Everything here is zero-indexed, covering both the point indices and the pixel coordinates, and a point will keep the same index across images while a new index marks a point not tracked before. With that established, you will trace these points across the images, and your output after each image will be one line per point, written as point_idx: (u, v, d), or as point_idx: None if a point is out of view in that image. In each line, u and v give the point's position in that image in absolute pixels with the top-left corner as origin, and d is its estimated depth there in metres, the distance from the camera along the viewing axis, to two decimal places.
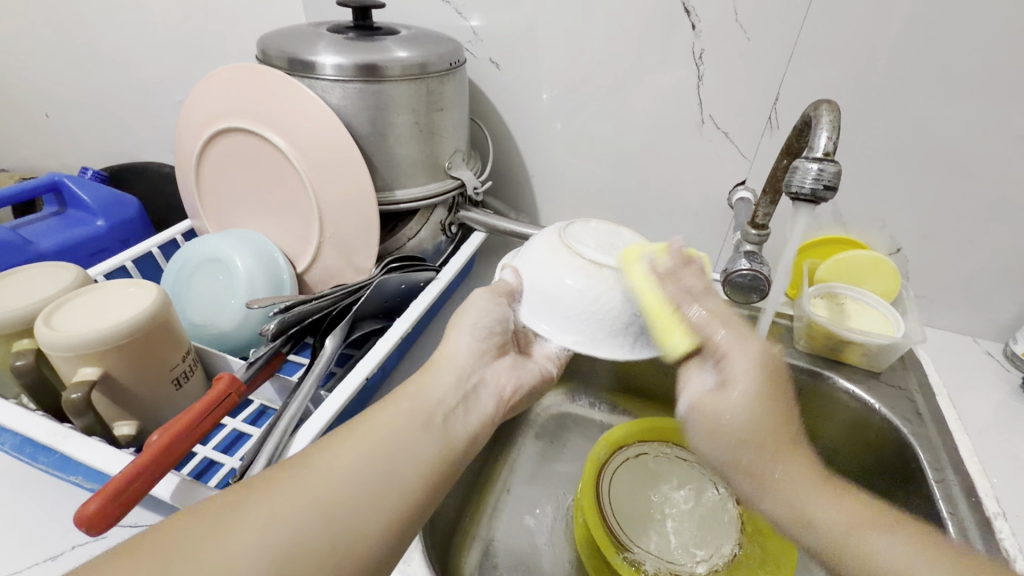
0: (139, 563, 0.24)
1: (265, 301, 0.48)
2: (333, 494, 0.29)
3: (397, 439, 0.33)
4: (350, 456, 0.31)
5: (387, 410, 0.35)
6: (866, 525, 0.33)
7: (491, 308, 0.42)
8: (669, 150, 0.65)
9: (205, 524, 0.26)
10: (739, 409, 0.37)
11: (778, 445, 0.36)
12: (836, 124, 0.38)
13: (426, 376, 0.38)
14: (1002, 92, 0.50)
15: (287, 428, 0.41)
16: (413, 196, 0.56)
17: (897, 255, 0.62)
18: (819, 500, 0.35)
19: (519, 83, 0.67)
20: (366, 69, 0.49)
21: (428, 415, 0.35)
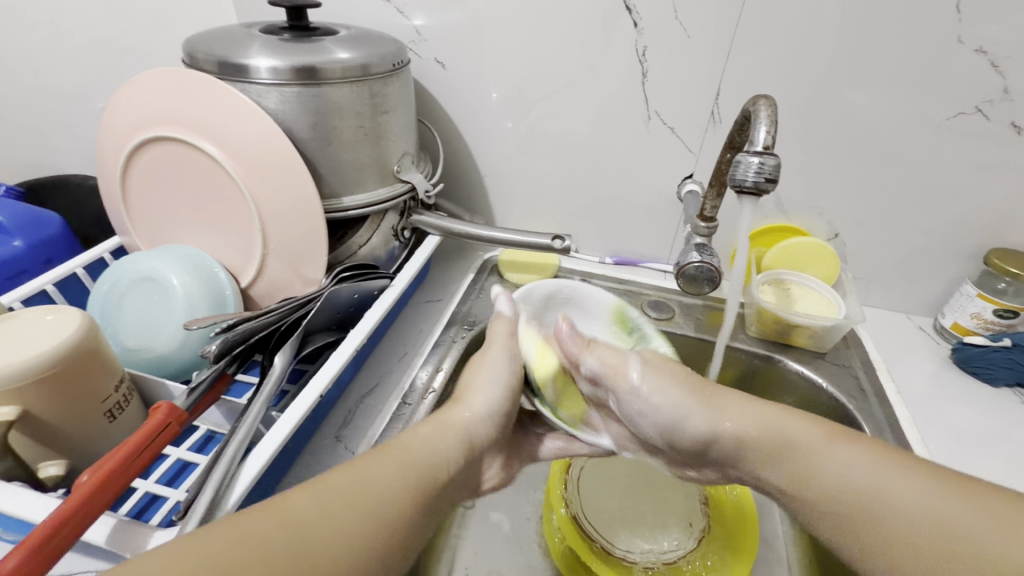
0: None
1: (205, 320, 0.45)
2: (309, 563, 0.27)
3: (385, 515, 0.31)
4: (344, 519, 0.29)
5: (386, 470, 0.33)
6: (841, 447, 0.35)
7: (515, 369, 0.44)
8: (618, 145, 0.66)
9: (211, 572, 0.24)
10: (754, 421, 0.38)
11: (712, 394, 0.40)
12: (773, 118, 0.39)
13: (433, 438, 0.38)
14: (919, 82, 0.54)
15: (234, 455, 0.38)
16: (361, 202, 0.54)
17: (835, 240, 0.66)
18: (800, 433, 0.37)
19: (467, 82, 0.66)
20: (303, 72, 0.47)
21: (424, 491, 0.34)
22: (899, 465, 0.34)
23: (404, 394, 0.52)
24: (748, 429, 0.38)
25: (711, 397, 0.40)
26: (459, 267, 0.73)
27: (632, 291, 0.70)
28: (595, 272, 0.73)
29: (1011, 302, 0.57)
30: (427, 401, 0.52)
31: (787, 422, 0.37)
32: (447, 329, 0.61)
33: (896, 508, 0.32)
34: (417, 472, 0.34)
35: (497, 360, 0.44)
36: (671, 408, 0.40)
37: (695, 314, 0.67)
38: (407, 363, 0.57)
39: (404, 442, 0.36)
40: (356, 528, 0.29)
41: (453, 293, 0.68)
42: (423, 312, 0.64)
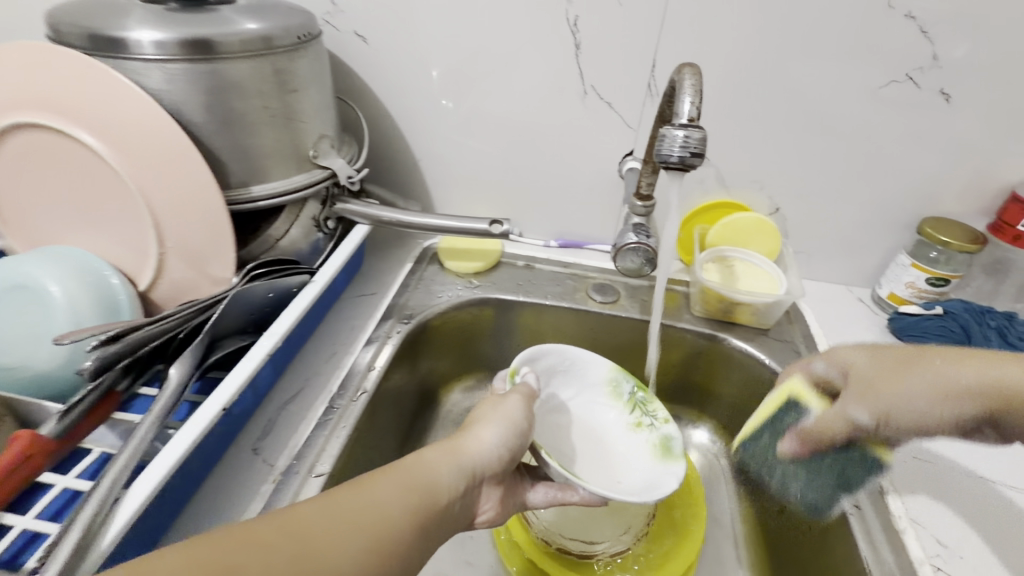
0: None
1: (80, 333, 0.39)
2: None
3: (385, 542, 0.30)
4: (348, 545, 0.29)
5: (392, 489, 0.33)
6: (977, 371, 0.32)
7: (517, 418, 0.41)
8: (555, 122, 0.63)
9: None
10: (894, 393, 0.33)
11: (887, 384, 0.34)
12: (698, 88, 0.37)
13: (441, 462, 0.36)
14: (852, 49, 0.53)
15: (112, 487, 0.34)
16: (273, 191, 0.49)
17: (777, 215, 0.65)
18: (950, 375, 0.32)
19: (391, 57, 0.61)
20: (194, 45, 0.41)
21: (427, 515, 0.33)
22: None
23: (331, 398, 0.49)
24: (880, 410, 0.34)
25: (866, 394, 0.34)
26: (396, 257, 0.69)
27: (578, 274, 0.68)
28: (539, 256, 0.70)
29: (943, 271, 0.59)
30: (358, 403, 0.49)
31: (898, 388, 0.33)
32: (380, 324, 0.57)
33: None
34: (426, 498, 0.34)
35: (511, 411, 0.42)
36: (920, 413, 0.33)
37: (641, 296, 0.66)
38: (336, 364, 0.53)
39: (418, 461, 0.36)
40: (362, 549, 0.29)
41: (388, 286, 0.64)
42: (356, 308, 0.60)
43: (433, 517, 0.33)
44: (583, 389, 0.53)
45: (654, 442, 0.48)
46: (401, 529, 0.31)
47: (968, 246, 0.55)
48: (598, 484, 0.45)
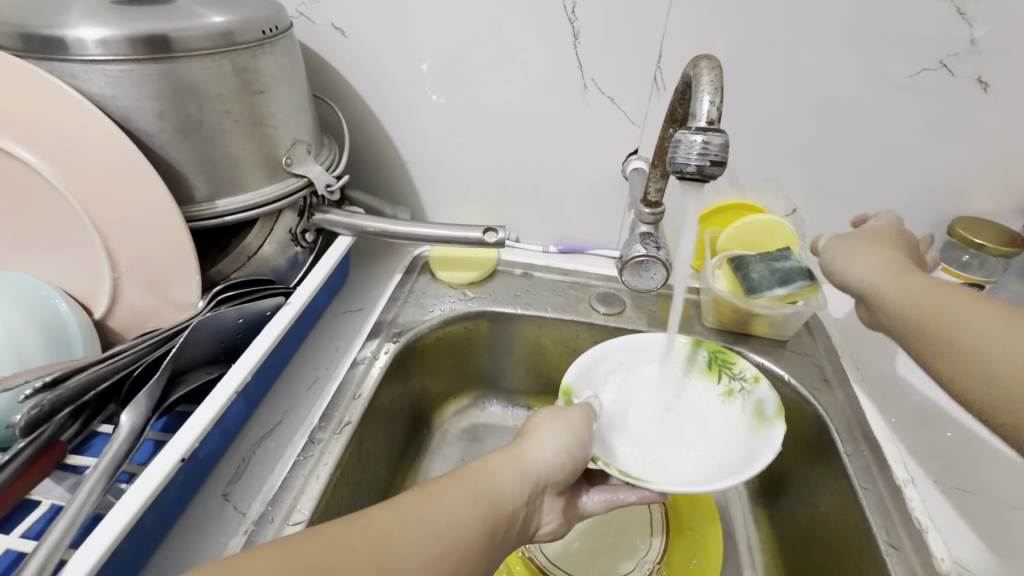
0: None
1: (13, 378, 0.33)
2: None
3: (456, 557, 0.28)
4: (421, 557, 0.27)
5: (455, 497, 0.30)
6: (977, 320, 0.33)
7: (580, 430, 0.37)
8: (553, 120, 0.58)
9: None
10: (900, 290, 0.36)
11: (941, 292, 0.35)
12: (718, 85, 0.32)
13: (504, 470, 0.33)
14: (881, 34, 0.48)
15: (50, 555, 0.30)
16: (242, 204, 0.44)
17: (794, 216, 0.60)
18: (953, 309, 0.34)
19: (372, 52, 0.56)
20: (144, 43, 0.36)
21: (493, 529, 0.30)
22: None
23: (311, 431, 0.44)
24: (898, 307, 0.36)
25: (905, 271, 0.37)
26: (384, 268, 0.64)
27: (579, 283, 0.64)
28: (537, 264, 0.65)
29: (976, 276, 0.54)
30: (342, 436, 0.44)
31: (922, 285, 0.36)
32: (366, 344, 0.53)
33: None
34: (494, 511, 0.30)
35: (572, 420, 0.37)
36: (882, 279, 0.37)
37: (648, 306, 0.61)
38: (318, 391, 0.49)
39: (480, 468, 0.32)
40: (425, 563, 0.27)
41: (376, 301, 0.59)
42: (340, 326, 0.56)
43: (498, 532, 0.30)
44: (651, 375, 0.47)
45: (749, 409, 0.43)
46: (470, 545, 0.29)
47: (1004, 249, 0.51)
48: (698, 470, 0.39)
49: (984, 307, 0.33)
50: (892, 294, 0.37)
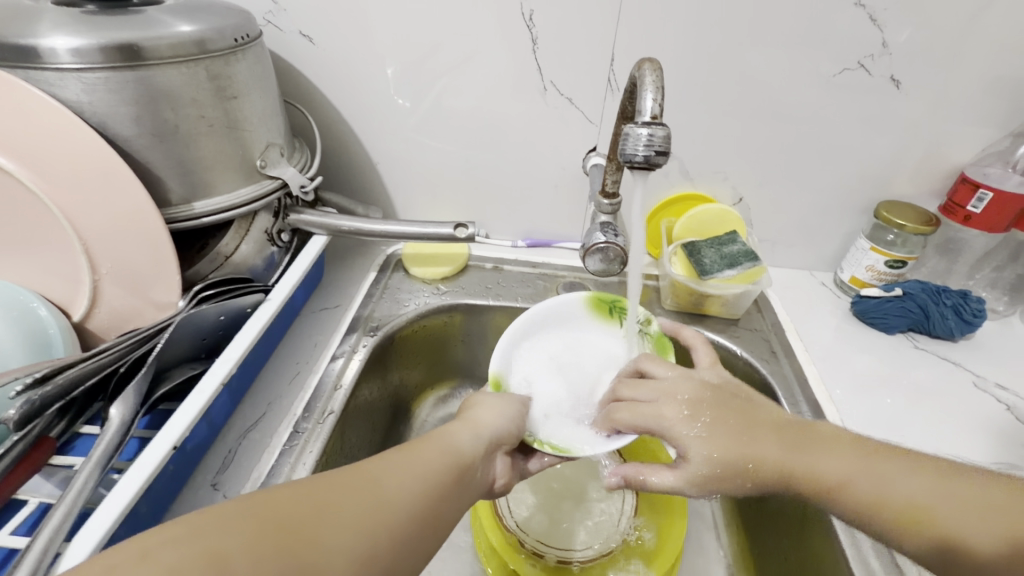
0: (268, 543, 0.25)
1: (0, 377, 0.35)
2: (377, 524, 0.28)
3: (441, 489, 0.32)
4: (406, 493, 0.30)
5: (428, 447, 0.34)
6: (868, 466, 0.34)
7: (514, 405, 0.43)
8: (517, 120, 0.61)
9: (275, 539, 0.25)
10: (753, 441, 0.36)
11: (803, 436, 0.36)
12: (659, 84, 0.36)
13: (462, 431, 0.38)
14: (807, 37, 0.53)
15: (45, 547, 0.30)
16: (219, 206, 0.46)
17: (740, 205, 0.65)
18: (827, 458, 0.35)
19: (340, 58, 0.58)
20: (118, 52, 0.38)
21: (464, 474, 0.35)
22: (870, 457, 0.35)
23: (295, 422, 0.46)
24: (712, 448, 0.36)
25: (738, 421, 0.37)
26: (358, 266, 0.66)
27: (547, 274, 0.67)
28: (507, 257, 0.69)
29: (899, 253, 0.60)
30: (325, 425, 0.46)
31: (758, 434, 0.36)
32: (345, 338, 0.55)
33: (915, 513, 0.32)
34: (458, 452, 0.35)
35: (512, 398, 0.44)
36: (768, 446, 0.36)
37: (612, 292, 0.65)
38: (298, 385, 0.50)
39: (442, 432, 0.37)
40: (415, 497, 0.31)
41: (351, 297, 0.61)
42: (317, 322, 0.58)
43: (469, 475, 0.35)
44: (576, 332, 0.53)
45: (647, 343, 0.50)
46: (449, 477, 0.33)
47: (923, 228, 0.56)
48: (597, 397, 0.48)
49: (852, 449, 0.35)
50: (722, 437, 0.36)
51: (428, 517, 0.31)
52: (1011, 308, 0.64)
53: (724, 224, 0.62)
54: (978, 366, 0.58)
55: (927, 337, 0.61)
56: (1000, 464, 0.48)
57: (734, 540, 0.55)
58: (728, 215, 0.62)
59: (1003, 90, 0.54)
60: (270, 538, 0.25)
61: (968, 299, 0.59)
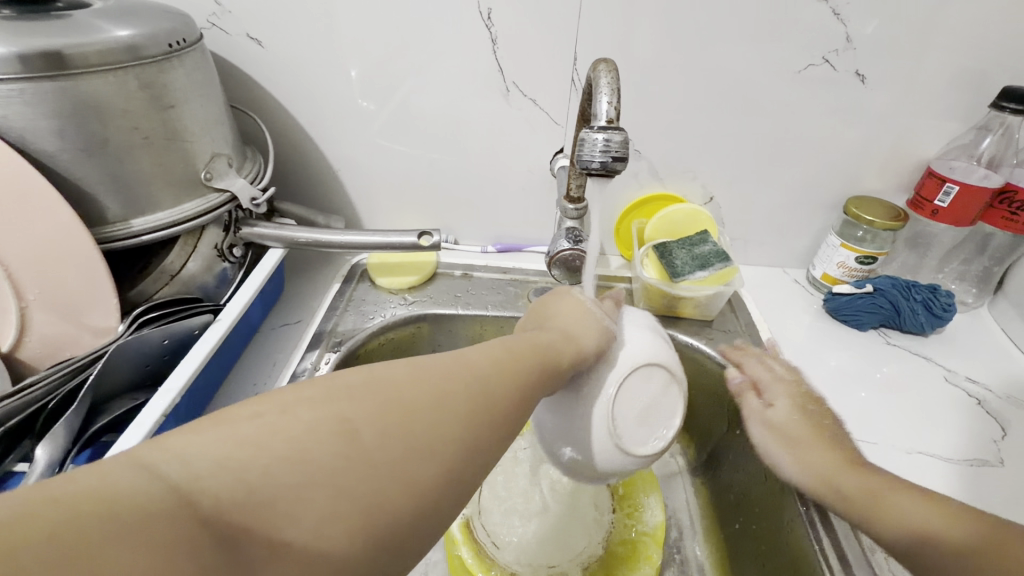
0: (378, 417, 0.24)
1: None
2: (478, 418, 0.27)
3: (532, 378, 0.30)
4: (508, 384, 0.29)
5: (524, 342, 0.32)
6: (848, 467, 0.39)
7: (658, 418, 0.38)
8: (480, 122, 0.59)
9: (389, 421, 0.24)
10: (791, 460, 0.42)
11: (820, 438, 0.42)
12: (615, 86, 0.34)
13: (556, 333, 0.35)
14: (770, 32, 0.52)
15: None
16: (160, 223, 0.43)
17: (711, 204, 0.64)
18: (815, 452, 0.41)
19: (292, 62, 0.56)
20: (34, 60, 0.35)
21: (558, 368, 0.33)
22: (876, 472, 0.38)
23: None
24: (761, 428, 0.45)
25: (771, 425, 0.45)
26: (322, 278, 0.64)
27: (518, 280, 0.65)
28: (476, 264, 0.67)
29: (870, 249, 0.60)
30: None
31: (784, 426, 0.44)
32: (306, 355, 0.52)
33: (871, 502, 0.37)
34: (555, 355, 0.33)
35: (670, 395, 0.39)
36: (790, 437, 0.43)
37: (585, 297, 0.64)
38: None
39: (541, 334, 0.34)
40: (517, 391, 0.29)
41: (314, 311, 0.59)
42: (277, 339, 0.55)
43: (558, 372, 0.32)
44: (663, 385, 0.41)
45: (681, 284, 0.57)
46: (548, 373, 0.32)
47: (891, 223, 0.56)
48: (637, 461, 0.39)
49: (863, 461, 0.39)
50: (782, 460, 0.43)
51: (525, 395, 0.29)
52: (979, 299, 0.64)
53: (695, 224, 0.61)
54: (949, 361, 0.58)
55: (899, 332, 0.61)
56: (972, 461, 0.48)
57: (712, 547, 0.54)
58: (699, 215, 0.61)
59: (965, 83, 0.53)
60: (377, 417, 0.24)
61: (937, 293, 0.59)
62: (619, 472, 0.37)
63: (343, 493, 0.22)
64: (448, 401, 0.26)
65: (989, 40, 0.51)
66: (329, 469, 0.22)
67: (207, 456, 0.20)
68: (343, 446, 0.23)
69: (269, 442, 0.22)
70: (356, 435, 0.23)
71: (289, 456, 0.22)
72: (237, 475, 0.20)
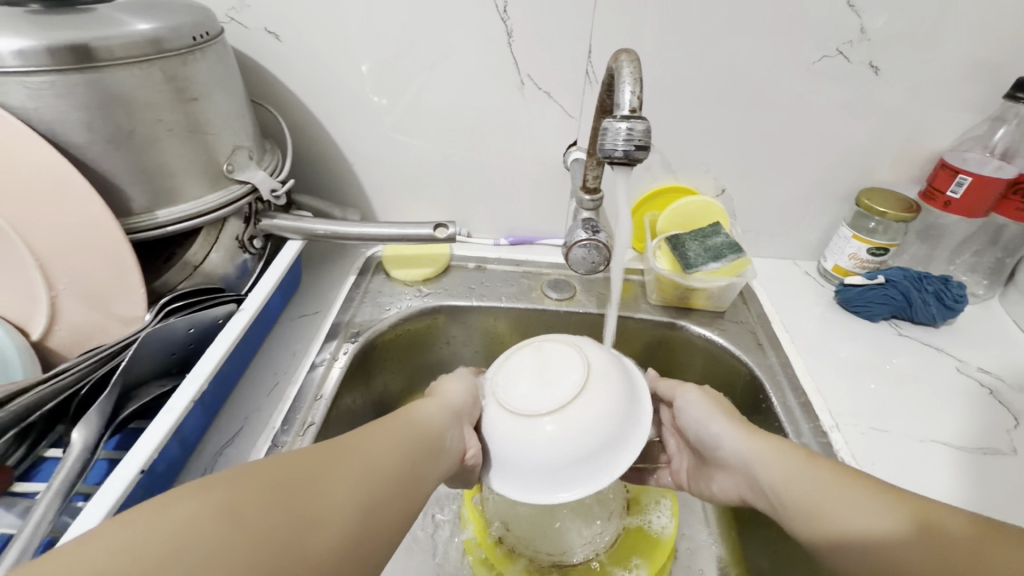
0: (267, 498, 0.27)
1: None
2: (354, 492, 0.31)
3: (402, 456, 0.35)
4: (380, 458, 0.33)
5: (392, 423, 0.37)
6: (790, 474, 0.37)
7: (563, 381, 0.39)
8: (495, 115, 0.59)
9: (274, 500, 0.27)
10: (751, 464, 0.39)
11: (783, 445, 0.39)
12: (637, 76, 0.34)
13: (425, 411, 0.39)
14: (784, 24, 0.52)
15: None
16: (184, 214, 0.44)
17: (723, 196, 0.65)
18: (772, 456, 0.38)
19: (309, 56, 0.56)
20: (65, 53, 0.36)
21: (430, 443, 0.37)
22: (834, 473, 0.35)
23: (274, 435, 0.45)
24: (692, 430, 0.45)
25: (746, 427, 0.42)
26: (337, 270, 0.64)
27: (531, 272, 0.66)
28: (489, 256, 0.67)
29: (882, 240, 0.60)
30: (305, 438, 0.45)
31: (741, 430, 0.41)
32: (325, 346, 0.53)
33: (820, 506, 0.34)
34: (431, 427, 0.38)
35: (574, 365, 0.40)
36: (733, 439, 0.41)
37: (597, 289, 0.64)
38: (277, 397, 0.49)
39: (406, 411, 0.39)
40: (388, 470, 0.33)
41: (331, 303, 0.60)
42: (296, 330, 0.56)
43: (430, 448, 0.37)
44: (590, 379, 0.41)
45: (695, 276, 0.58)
46: (418, 446, 0.36)
47: (903, 214, 0.56)
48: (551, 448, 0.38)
49: (816, 465, 0.36)
50: (739, 462, 0.40)
51: (401, 471, 0.34)
52: (991, 291, 0.65)
53: (710, 216, 0.62)
54: (961, 351, 0.59)
55: (910, 323, 0.62)
56: (985, 450, 0.48)
57: (727, 535, 0.55)
58: (714, 207, 0.61)
59: (980, 75, 0.54)
60: (264, 499, 0.27)
61: (949, 284, 0.59)
62: (546, 449, 0.38)
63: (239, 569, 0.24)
64: (329, 479, 0.30)
65: (1004, 31, 0.51)
66: (225, 551, 0.24)
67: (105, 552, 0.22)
68: (234, 523, 0.25)
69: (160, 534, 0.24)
70: (249, 514, 0.26)
71: (183, 541, 0.24)
72: (132, 562, 0.22)
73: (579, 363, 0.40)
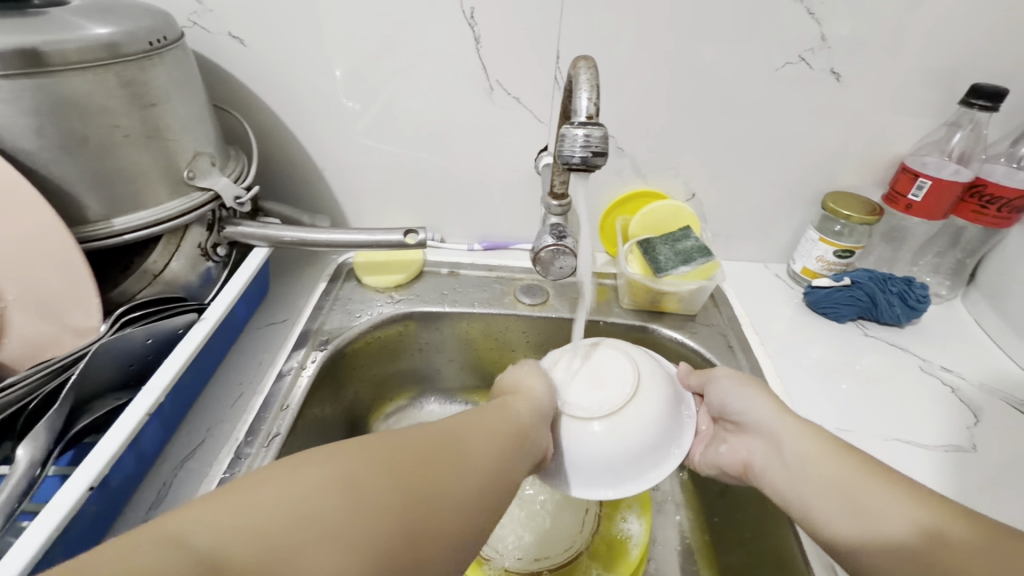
0: (378, 480, 0.28)
1: None
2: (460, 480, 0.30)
3: (503, 443, 0.34)
4: (484, 445, 0.33)
5: (493, 410, 0.37)
6: (823, 463, 0.37)
7: (618, 380, 0.42)
8: (465, 121, 0.59)
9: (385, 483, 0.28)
10: (780, 435, 0.40)
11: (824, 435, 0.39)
12: (594, 83, 0.35)
13: (522, 400, 0.39)
14: (747, 32, 0.53)
15: None
16: (142, 221, 0.43)
17: (693, 201, 0.65)
18: (807, 443, 0.39)
19: (274, 61, 0.56)
20: (11, 58, 0.34)
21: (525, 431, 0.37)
22: (870, 465, 0.36)
23: (238, 446, 0.44)
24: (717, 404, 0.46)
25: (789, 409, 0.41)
26: (307, 278, 0.63)
27: (504, 277, 0.66)
28: (463, 262, 0.67)
29: (847, 243, 0.61)
30: (271, 448, 0.44)
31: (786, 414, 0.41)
32: (292, 354, 0.52)
33: (848, 494, 0.35)
34: (524, 419, 0.37)
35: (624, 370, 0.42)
36: (763, 421, 0.41)
37: (571, 293, 0.64)
38: (242, 407, 0.48)
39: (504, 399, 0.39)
40: (489, 457, 0.33)
41: (300, 311, 0.59)
42: (263, 339, 0.55)
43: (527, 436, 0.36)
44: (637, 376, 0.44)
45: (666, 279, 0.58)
46: (518, 433, 0.36)
47: (867, 217, 0.57)
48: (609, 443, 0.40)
49: (849, 460, 0.37)
50: (769, 432, 0.41)
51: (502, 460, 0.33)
52: (953, 291, 0.66)
53: (678, 221, 0.62)
54: (925, 351, 0.60)
55: (877, 324, 0.63)
56: (948, 447, 0.49)
57: (699, 538, 0.55)
58: (682, 212, 0.62)
59: (935, 81, 0.55)
60: (378, 481, 0.28)
61: (913, 285, 0.61)
62: (603, 441, 0.40)
63: (348, 545, 0.25)
64: (437, 466, 0.30)
65: (956, 39, 0.52)
66: (333, 526, 0.25)
67: (237, 519, 0.23)
68: (352, 498, 0.26)
69: (281, 504, 0.25)
70: (361, 495, 0.27)
71: (303, 516, 0.25)
72: (254, 533, 0.23)
73: (629, 368, 0.42)
